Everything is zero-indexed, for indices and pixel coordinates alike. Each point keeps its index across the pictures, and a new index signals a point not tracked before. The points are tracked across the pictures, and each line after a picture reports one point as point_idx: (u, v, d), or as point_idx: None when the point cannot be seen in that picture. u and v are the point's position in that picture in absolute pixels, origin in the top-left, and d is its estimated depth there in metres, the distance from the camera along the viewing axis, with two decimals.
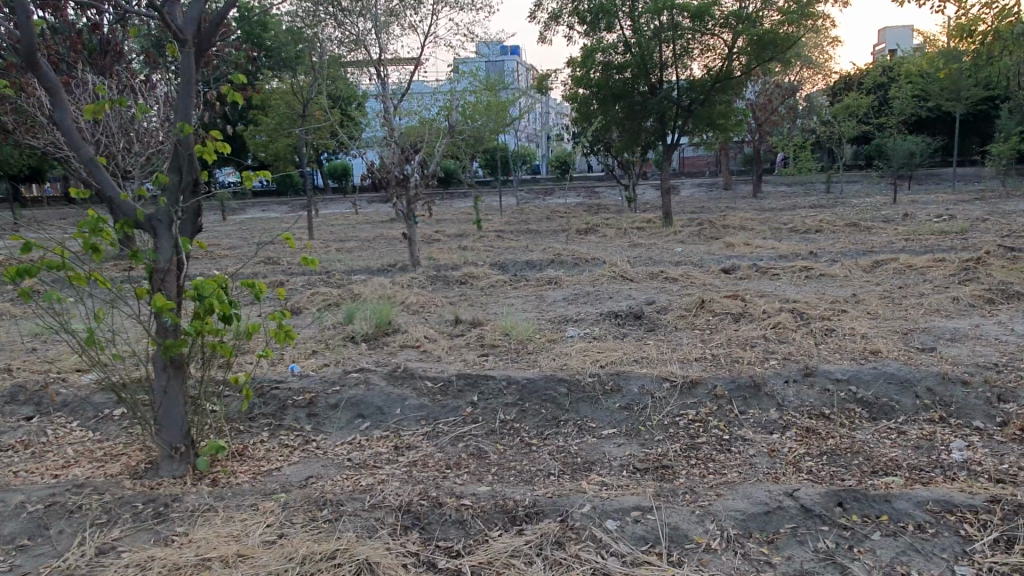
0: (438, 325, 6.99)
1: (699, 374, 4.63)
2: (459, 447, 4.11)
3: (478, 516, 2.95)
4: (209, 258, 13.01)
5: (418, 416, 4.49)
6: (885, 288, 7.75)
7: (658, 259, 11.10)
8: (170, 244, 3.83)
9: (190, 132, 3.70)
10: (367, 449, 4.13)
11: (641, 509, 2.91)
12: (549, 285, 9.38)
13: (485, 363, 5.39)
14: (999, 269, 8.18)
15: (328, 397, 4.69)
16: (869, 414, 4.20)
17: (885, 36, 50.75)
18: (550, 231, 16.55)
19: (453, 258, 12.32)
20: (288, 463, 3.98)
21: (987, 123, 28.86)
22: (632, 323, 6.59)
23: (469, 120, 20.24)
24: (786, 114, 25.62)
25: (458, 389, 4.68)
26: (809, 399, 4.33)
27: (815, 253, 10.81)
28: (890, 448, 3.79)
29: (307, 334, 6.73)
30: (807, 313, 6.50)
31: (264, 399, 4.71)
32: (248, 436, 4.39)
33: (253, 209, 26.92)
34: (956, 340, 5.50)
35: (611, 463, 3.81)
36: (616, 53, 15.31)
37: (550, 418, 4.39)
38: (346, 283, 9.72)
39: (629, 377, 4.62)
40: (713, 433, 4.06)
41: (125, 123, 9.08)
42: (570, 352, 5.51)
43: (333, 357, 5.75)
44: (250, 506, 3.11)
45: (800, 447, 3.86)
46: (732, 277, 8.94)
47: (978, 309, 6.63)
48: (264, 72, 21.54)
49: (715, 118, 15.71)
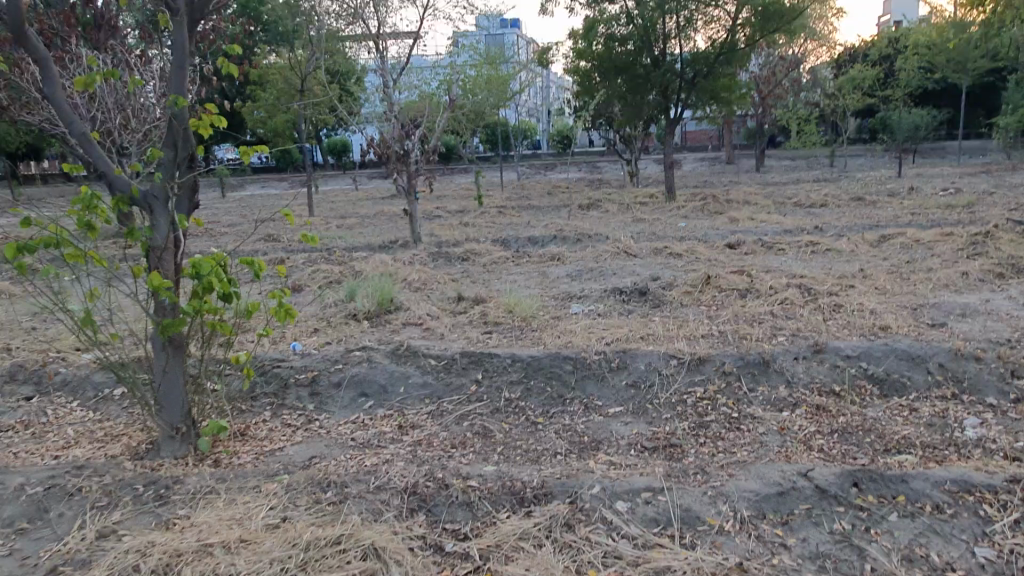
0: (441, 303, 6.91)
1: (706, 350, 4.56)
2: (464, 426, 4.05)
3: (485, 497, 2.90)
4: (208, 235, 12.92)
5: (422, 395, 4.43)
6: (892, 263, 7.67)
7: (661, 234, 11.01)
8: (166, 221, 3.73)
9: (184, 105, 3.59)
10: (371, 429, 4.08)
11: (652, 490, 2.85)
12: (552, 261, 9.30)
13: (489, 341, 5.32)
14: (1007, 243, 8.10)
15: (331, 375, 4.63)
16: (880, 390, 4.14)
17: (891, 7, 50.08)
18: (552, 207, 16.43)
19: (454, 234, 12.22)
20: (291, 443, 3.95)
21: (993, 95, 28.51)
22: (637, 299, 6.51)
23: (470, 94, 20.03)
24: (790, 87, 25.33)
25: (462, 367, 4.61)
26: (819, 375, 4.26)
27: (821, 227, 10.74)
28: (902, 426, 3.73)
29: (308, 313, 6.66)
30: (814, 288, 6.42)
31: (265, 377, 4.66)
32: (250, 416, 4.35)
33: (252, 186, 26.74)
34: (966, 315, 5.42)
35: (619, 442, 3.76)
36: (619, 25, 15.08)
37: (556, 396, 4.33)
38: (347, 260, 9.64)
39: (635, 354, 4.55)
40: (721, 411, 4.00)
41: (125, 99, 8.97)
42: (575, 329, 5.44)
43: (335, 336, 5.68)
44: (253, 488, 3.05)
45: (810, 425, 3.80)
46: (737, 252, 8.87)
47: (988, 284, 6.56)
48: (260, 47, 21.26)
49: (719, 92, 15.51)
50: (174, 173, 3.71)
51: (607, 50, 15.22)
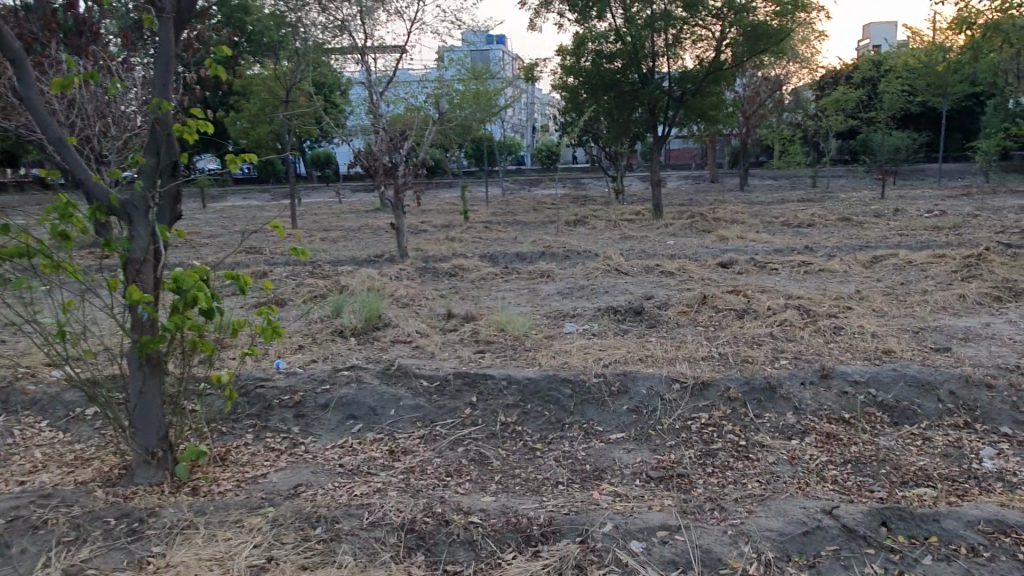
0: (430, 319, 6.71)
1: (710, 374, 4.38)
2: (459, 452, 3.85)
3: (489, 535, 2.70)
4: (188, 246, 12.62)
5: (413, 417, 4.21)
6: (887, 284, 7.60)
7: (651, 252, 10.91)
8: (146, 231, 3.51)
9: (169, 109, 3.39)
10: (361, 454, 3.88)
11: (667, 529, 2.69)
12: (542, 277, 9.15)
13: (482, 361, 5.12)
14: (1000, 265, 8.07)
15: (317, 397, 4.40)
16: (890, 418, 4.00)
17: (869, 31, 50.86)
18: (539, 222, 16.28)
19: (441, 249, 12.04)
20: (275, 471, 3.73)
21: (971, 119, 28.95)
22: (632, 318, 6.34)
23: (457, 108, 19.92)
24: (773, 107, 25.50)
25: (456, 389, 4.39)
26: (827, 402, 4.11)
27: (810, 247, 10.70)
28: (916, 456, 3.60)
29: (293, 328, 6.42)
30: (813, 309, 6.30)
31: (248, 398, 4.43)
32: (231, 438, 4.12)
33: (233, 197, 26.39)
34: (970, 340, 5.32)
35: (622, 471, 3.58)
36: (607, 42, 15.04)
37: (554, 420, 4.14)
38: (332, 273, 9.42)
39: (636, 377, 4.36)
40: (728, 439, 3.84)
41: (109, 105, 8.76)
42: (570, 349, 5.25)
43: (321, 354, 5.46)
44: (235, 523, 2.82)
45: (822, 455, 3.64)
46: (729, 271, 8.77)
47: (986, 307, 6.49)
48: (245, 57, 21.02)
49: (706, 110, 15.51)
50: (157, 181, 3.51)
51: (596, 67, 15.17)
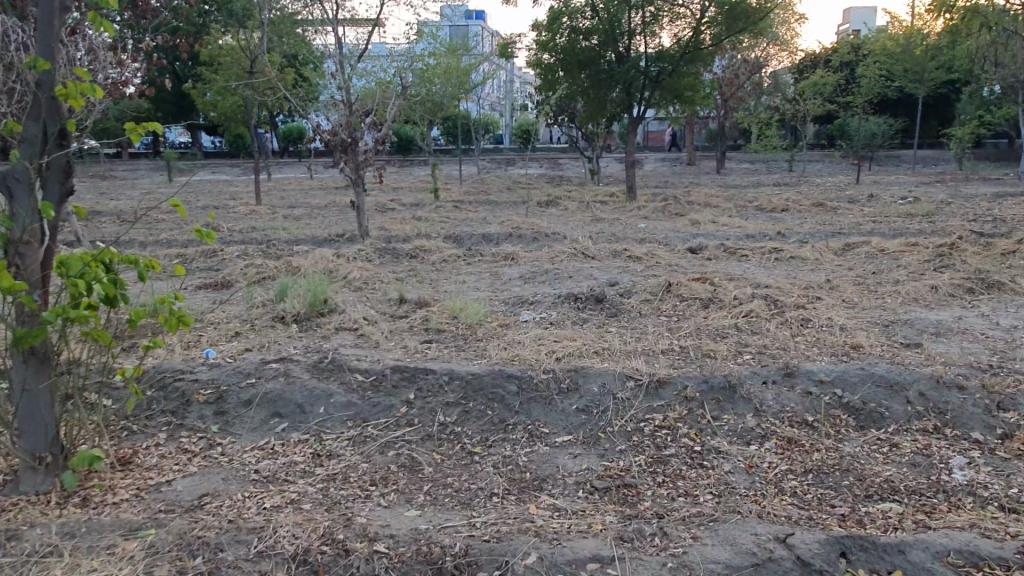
0: (380, 305, 6.33)
1: (666, 370, 4.07)
2: (388, 457, 3.51)
3: (394, 568, 2.60)
4: (142, 223, 12.09)
5: (345, 416, 3.85)
6: (858, 273, 7.36)
7: (621, 236, 10.58)
8: (27, 207, 3.09)
9: (47, 67, 2.98)
10: (281, 458, 3.53)
11: (599, 561, 2.58)
12: (505, 261, 8.78)
13: (427, 352, 4.78)
14: (974, 255, 7.87)
15: (240, 393, 4.02)
16: (856, 422, 3.72)
17: (848, 17, 50.78)
18: (511, 203, 15.87)
19: (405, 228, 11.62)
20: (182, 477, 3.36)
21: (948, 106, 28.88)
22: (593, 307, 6.00)
23: (428, 84, 19.34)
24: (753, 90, 25.10)
25: (392, 385, 4.03)
26: (790, 403, 3.82)
27: (783, 233, 10.44)
28: (881, 465, 3.33)
29: (232, 314, 6.01)
30: (780, 300, 6.00)
31: (163, 392, 4.03)
32: (141, 438, 3.76)
33: (200, 171, 25.58)
34: (941, 335, 5.07)
35: (565, 481, 3.27)
36: (583, 17, 14.51)
37: (496, 421, 3.80)
38: (286, 254, 8.98)
39: (588, 373, 4.04)
40: (682, 444, 3.55)
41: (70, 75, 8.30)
42: (523, 340, 4.92)
43: (256, 341, 5.08)
44: (105, 549, 2.69)
45: (781, 463, 3.36)
46: (698, 257, 8.46)
47: (958, 299, 6.26)
48: (210, 27, 20.25)
49: (682, 91, 15.13)
50: (39, 150, 3.09)
51: (572, 43, 14.64)
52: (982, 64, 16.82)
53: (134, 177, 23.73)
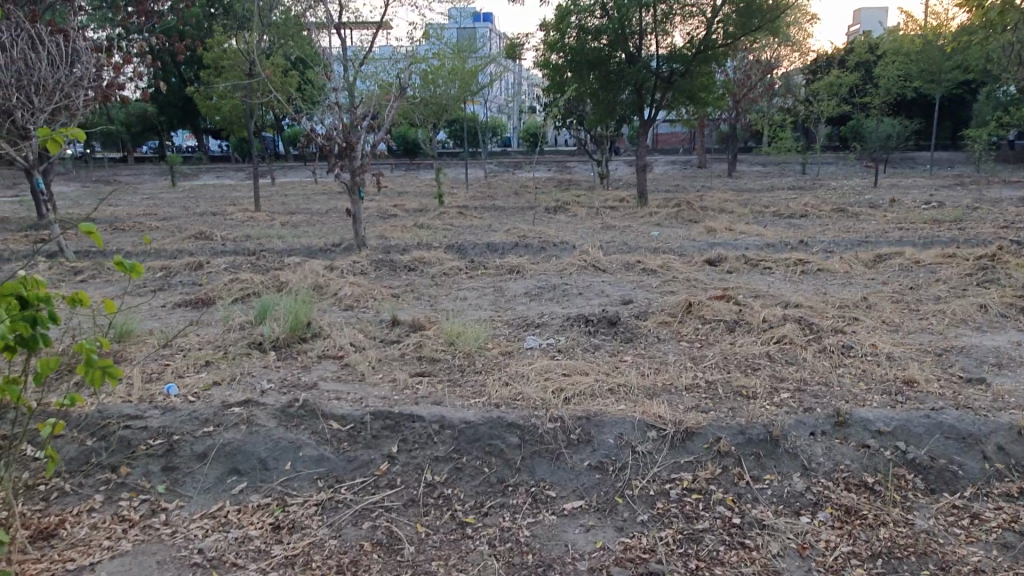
0: (370, 327, 5.73)
1: (696, 417, 3.43)
2: (366, 530, 2.94)
3: None
4: (132, 234, 11.58)
5: (314, 474, 3.27)
6: (894, 289, 6.70)
7: (632, 244, 9.96)
8: None
9: None
10: (234, 530, 2.95)
11: None
12: (510, 274, 8.19)
13: (418, 388, 4.18)
14: (1018, 268, 7.21)
15: (194, 443, 3.40)
16: (925, 483, 3.13)
17: (861, 17, 49.79)
18: (518, 209, 15.29)
19: (405, 237, 11.02)
20: (111, 558, 2.79)
21: (964, 108, 28.18)
22: (605, 330, 5.37)
23: (431, 86, 18.79)
24: (765, 91, 24.04)
25: (373, 435, 3.42)
26: (846, 460, 3.21)
27: (806, 241, 9.75)
28: (964, 547, 2.77)
29: (207, 338, 5.43)
30: (815, 322, 5.36)
31: (104, 443, 3.42)
32: (73, 501, 3.15)
33: (204, 175, 25.09)
34: (1004, 365, 4.46)
35: (576, 567, 2.69)
36: (593, 16, 13.84)
37: (494, 481, 3.19)
38: (276, 266, 8.44)
39: (602, 421, 3.41)
40: (718, 514, 2.94)
41: (55, 77, 7.78)
42: (527, 373, 4.32)
43: (227, 373, 4.51)
44: None
45: (840, 542, 2.79)
46: (718, 270, 7.85)
47: (1011, 320, 5.62)
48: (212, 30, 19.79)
49: (695, 93, 14.46)
50: None
51: (579, 43, 13.97)
52: (1003, 65, 16.11)
53: (138, 182, 23.37)
